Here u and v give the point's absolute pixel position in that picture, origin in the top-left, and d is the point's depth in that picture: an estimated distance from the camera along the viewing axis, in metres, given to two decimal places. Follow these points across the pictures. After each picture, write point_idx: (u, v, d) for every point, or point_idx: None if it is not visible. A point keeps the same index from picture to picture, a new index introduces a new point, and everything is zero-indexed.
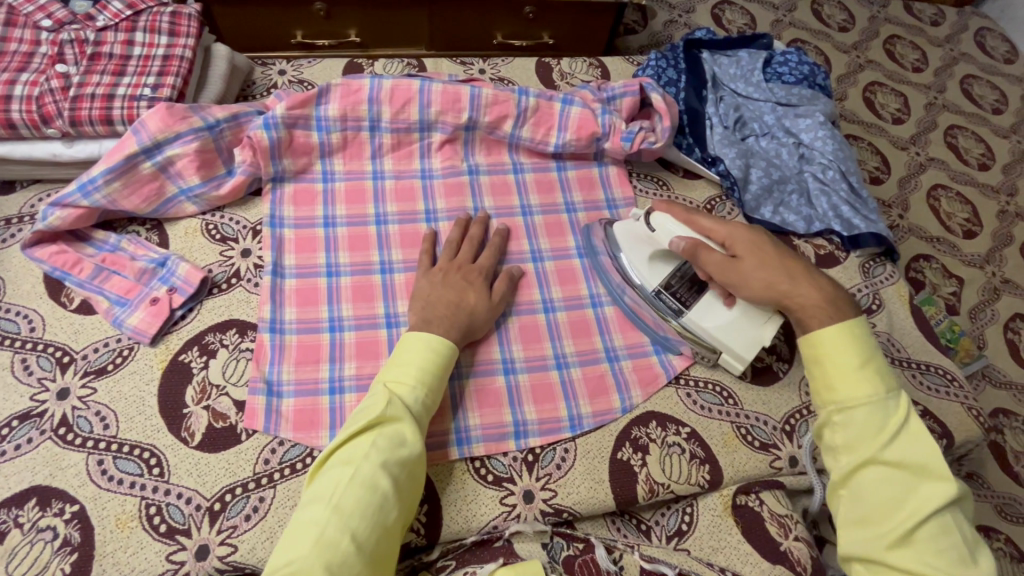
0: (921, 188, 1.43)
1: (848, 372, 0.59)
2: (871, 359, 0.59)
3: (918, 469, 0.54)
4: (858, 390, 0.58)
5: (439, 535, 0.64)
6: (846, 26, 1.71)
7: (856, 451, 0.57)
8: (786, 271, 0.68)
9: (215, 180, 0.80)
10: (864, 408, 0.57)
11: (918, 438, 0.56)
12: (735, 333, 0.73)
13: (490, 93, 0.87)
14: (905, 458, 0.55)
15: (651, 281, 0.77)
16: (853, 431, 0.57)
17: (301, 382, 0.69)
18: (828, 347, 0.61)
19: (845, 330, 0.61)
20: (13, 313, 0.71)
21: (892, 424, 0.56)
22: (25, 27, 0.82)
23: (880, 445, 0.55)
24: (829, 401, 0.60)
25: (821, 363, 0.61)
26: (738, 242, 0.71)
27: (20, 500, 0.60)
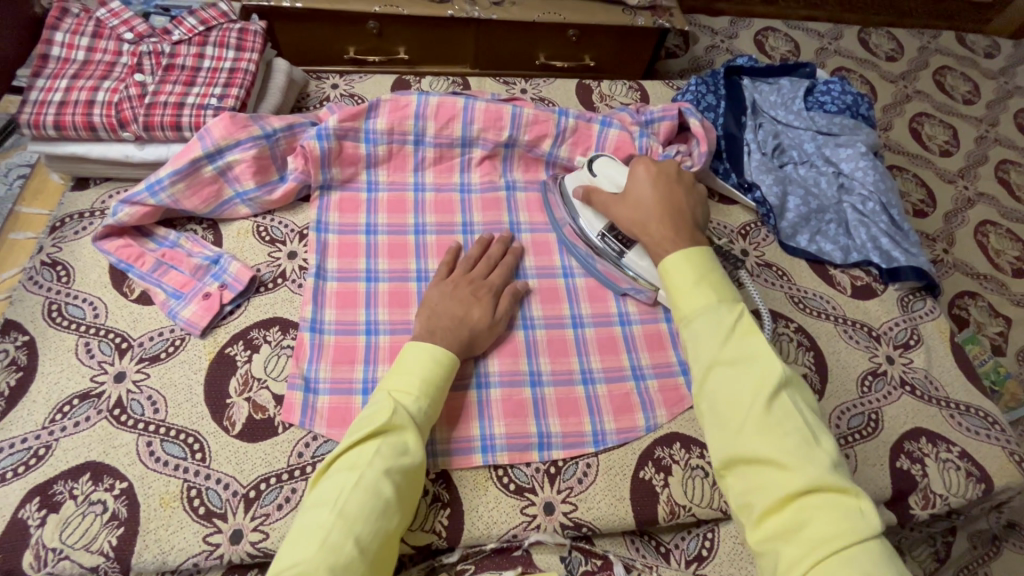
0: (967, 223, 1.39)
1: (685, 286, 0.63)
2: (709, 276, 0.63)
3: (754, 361, 0.56)
4: (691, 301, 0.62)
5: (461, 540, 0.66)
6: (894, 56, 1.68)
7: (700, 355, 0.58)
8: (643, 208, 0.73)
9: (269, 185, 0.85)
10: (702, 317, 0.60)
11: (750, 333, 0.58)
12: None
13: (531, 113, 0.90)
14: (740, 353, 0.57)
15: (595, 226, 0.82)
16: (696, 340, 0.60)
17: (337, 381, 0.72)
18: (671, 270, 0.65)
19: (684, 258, 0.65)
20: (80, 300, 0.76)
21: (727, 324, 0.59)
22: (109, 39, 0.89)
23: (720, 347, 0.58)
24: (677, 318, 0.63)
25: (667, 285, 0.65)
26: (634, 189, 0.75)
27: (75, 474, 0.64)
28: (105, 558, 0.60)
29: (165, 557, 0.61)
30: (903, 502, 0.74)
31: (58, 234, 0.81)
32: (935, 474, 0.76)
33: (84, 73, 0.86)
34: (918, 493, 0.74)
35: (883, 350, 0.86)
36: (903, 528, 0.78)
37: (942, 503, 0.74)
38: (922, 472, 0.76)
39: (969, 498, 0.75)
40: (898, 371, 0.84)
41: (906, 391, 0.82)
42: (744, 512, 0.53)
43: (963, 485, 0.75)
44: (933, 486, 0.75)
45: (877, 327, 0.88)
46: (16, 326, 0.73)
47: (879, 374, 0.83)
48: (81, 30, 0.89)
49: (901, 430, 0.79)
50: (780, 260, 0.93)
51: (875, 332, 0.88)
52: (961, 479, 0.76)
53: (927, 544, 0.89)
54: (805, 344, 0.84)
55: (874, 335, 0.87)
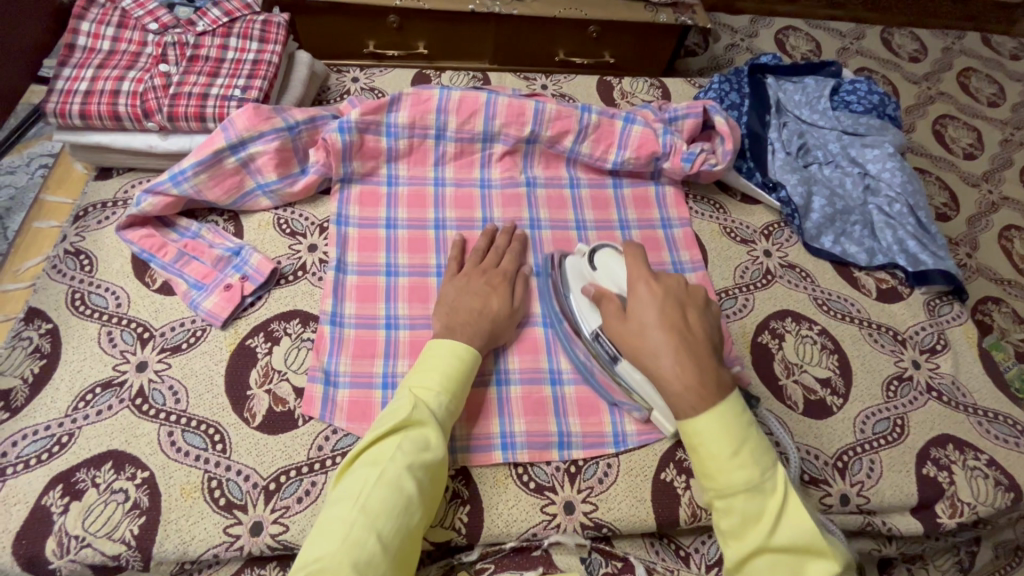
0: (991, 228, 1.37)
1: (724, 458, 0.55)
2: (745, 443, 0.55)
3: (804, 547, 0.53)
4: (730, 478, 0.54)
5: (480, 538, 0.65)
6: (918, 57, 1.66)
7: (744, 540, 0.54)
8: (653, 338, 0.60)
9: (290, 177, 0.85)
10: (743, 495, 0.54)
11: (796, 514, 0.54)
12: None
13: (554, 108, 0.89)
14: (790, 539, 0.53)
15: (590, 322, 0.72)
16: (732, 520, 0.55)
17: (357, 375, 0.72)
18: (702, 437, 0.56)
19: (711, 421, 0.56)
20: (103, 289, 0.76)
21: (772, 506, 0.54)
22: (135, 29, 0.90)
23: (767, 534, 0.53)
24: (709, 487, 0.56)
25: (697, 452, 0.57)
26: (637, 306, 0.63)
27: (97, 462, 0.64)
28: (126, 547, 0.60)
29: (186, 547, 0.61)
30: (929, 509, 0.73)
31: (81, 223, 0.81)
32: (962, 482, 0.74)
33: (109, 62, 0.86)
34: (945, 501, 0.73)
35: (908, 354, 0.84)
36: (926, 538, 0.77)
37: (970, 512, 0.72)
38: (949, 480, 0.74)
39: (998, 508, 0.73)
40: (924, 377, 0.83)
41: (933, 397, 0.81)
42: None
43: (992, 494, 0.74)
44: (961, 494, 0.73)
45: (903, 331, 0.87)
46: (40, 314, 0.73)
47: (905, 378, 0.82)
48: (107, 20, 0.89)
49: (927, 436, 0.77)
50: (803, 262, 0.91)
51: (901, 336, 0.86)
52: (989, 488, 0.74)
53: (950, 553, 0.87)
54: (829, 347, 0.83)
55: (900, 339, 0.86)
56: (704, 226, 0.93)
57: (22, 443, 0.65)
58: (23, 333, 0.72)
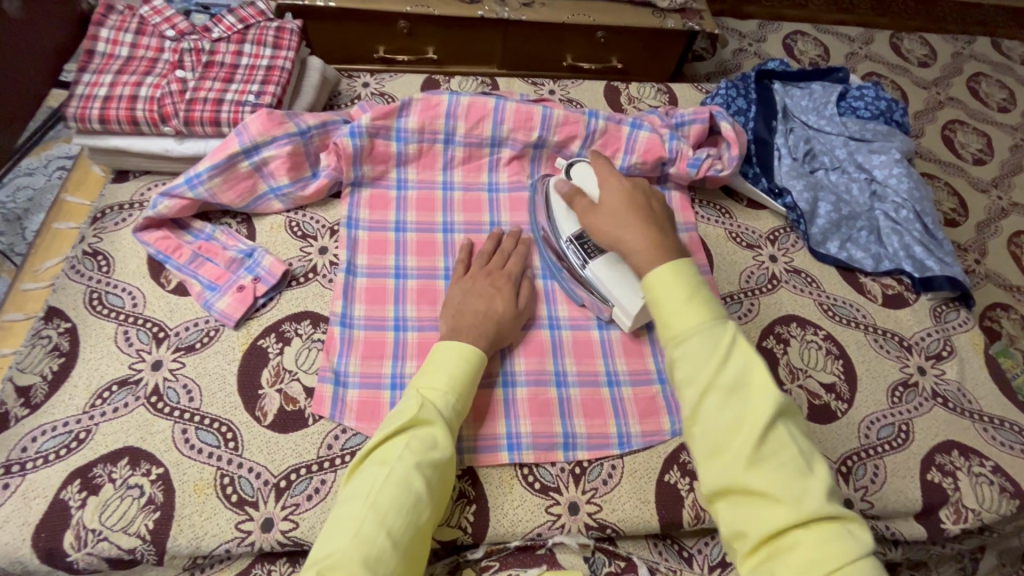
0: (1000, 234, 1.36)
1: (676, 304, 0.56)
2: (699, 291, 0.56)
3: (752, 386, 0.52)
4: (681, 321, 0.55)
5: (486, 537, 0.66)
6: (927, 62, 1.65)
7: (696, 380, 0.52)
8: (622, 219, 0.66)
9: (302, 181, 0.86)
10: (696, 337, 0.54)
11: (748, 354, 0.53)
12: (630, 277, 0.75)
13: (561, 114, 0.90)
14: (739, 377, 0.52)
15: (567, 229, 0.80)
16: (685, 364, 0.54)
17: (366, 375, 0.73)
18: (658, 286, 0.57)
19: (667, 270, 0.58)
20: (119, 289, 0.78)
21: (723, 347, 0.53)
22: (152, 36, 0.92)
23: (716, 371, 0.52)
24: (665, 336, 0.56)
25: (654, 303, 0.57)
26: (607, 190, 0.69)
27: (113, 458, 0.66)
28: (142, 541, 0.62)
29: (199, 542, 0.62)
30: (933, 515, 0.74)
31: (99, 225, 0.83)
32: (967, 488, 0.74)
33: (127, 68, 0.88)
34: (949, 507, 0.74)
35: (914, 360, 0.85)
36: (930, 543, 0.77)
37: (974, 518, 0.73)
38: (953, 486, 0.74)
39: (1003, 514, 0.73)
40: (930, 383, 0.83)
41: (938, 403, 0.81)
42: (737, 539, 0.49)
43: (997, 501, 0.74)
44: (965, 500, 0.74)
45: (908, 337, 0.87)
46: (59, 313, 0.75)
47: (910, 384, 0.82)
48: (125, 26, 0.92)
49: (932, 442, 0.77)
50: (809, 267, 0.92)
51: (907, 342, 0.86)
52: (994, 494, 0.74)
53: (954, 560, 0.87)
54: (834, 352, 0.83)
55: (905, 345, 0.86)
56: (710, 231, 0.94)
57: (41, 439, 0.66)
58: (42, 332, 0.74)
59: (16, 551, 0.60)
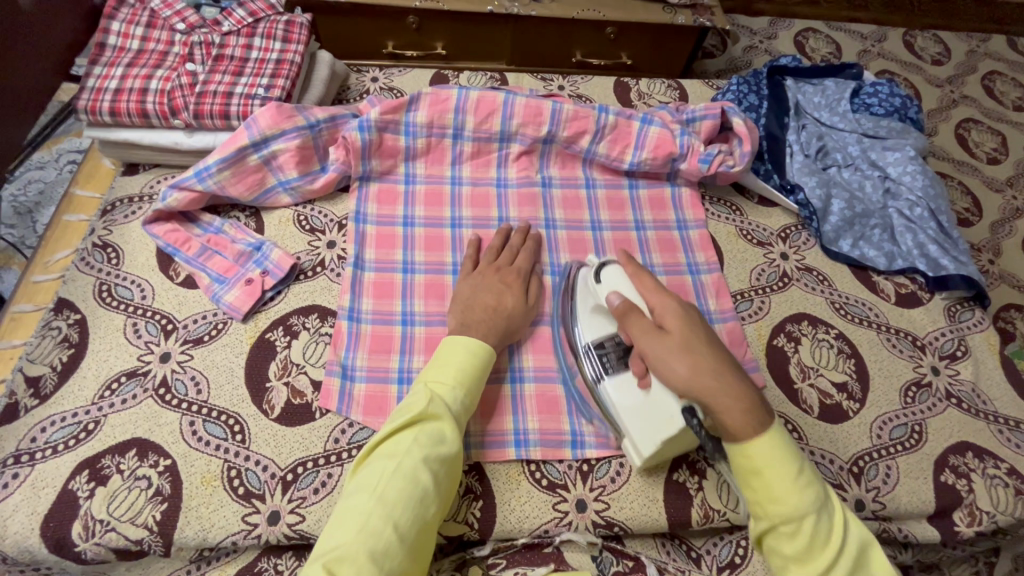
0: (1016, 234, 1.34)
1: (788, 482, 0.52)
2: (806, 465, 0.54)
3: (862, 562, 0.52)
4: (799, 500, 0.52)
5: (493, 533, 0.66)
6: (941, 60, 1.63)
7: (810, 564, 0.52)
8: (699, 353, 0.58)
9: (311, 175, 0.86)
10: (809, 520, 0.52)
11: (855, 531, 0.53)
12: (640, 416, 0.64)
13: (571, 109, 0.90)
14: (852, 557, 0.52)
15: (586, 334, 0.71)
16: (800, 545, 0.52)
17: (373, 370, 0.73)
18: (765, 459, 0.53)
19: (770, 441, 0.54)
20: (129, 282, 0.78)
21: (838, 530, 0.52)
22: (162, 29, 0.92)
23: (832, 559, 0.51)
24: (772, 511, 0.53)
25: (760, 478, 0.54)
26: (668, 314, 0.62)
27: (122, 449, 0.66)
28: (149, 533, 0.62)
29: (206, 534, 0.62)
30: (947, 517, 0.72)
31: (109, 217, 0.84)
32: (981, 489, 0.73)
33: (138, 61, 0.88)
34: (964, 509, 0.72)
35: (927, 360, 0.83)
36: (943, 546, 0.76)
37: (989, 521, 0.71)
38: (968, 488, 0.73)
39: (1019, 517, 0.72)
40: (943, 383, 0.81)
41: (952, 404, 0.80)
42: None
43: (1012, 504, 0.72)
44: (980, 503, 0.72)
45: (922, 336, 0.86)
46: (68, 305, 0.75)
47: (923, 385, 0.81)
48: (136, 19, 0.92)
49: (946, 443, 0.76)
50: (821, 265, 0.91)
51: (920, 341, 0.85)
52: (1009, 497, 0.73)
53: (967, 563, 0.86)
54: (846, 351, 0.82)
55: (919, 345, 0.85)
56: (720, 228, 0.93)
57: (50, 429, 0.67)
58: (52, 323, 0.74)
59: (25, 540, 0.61)
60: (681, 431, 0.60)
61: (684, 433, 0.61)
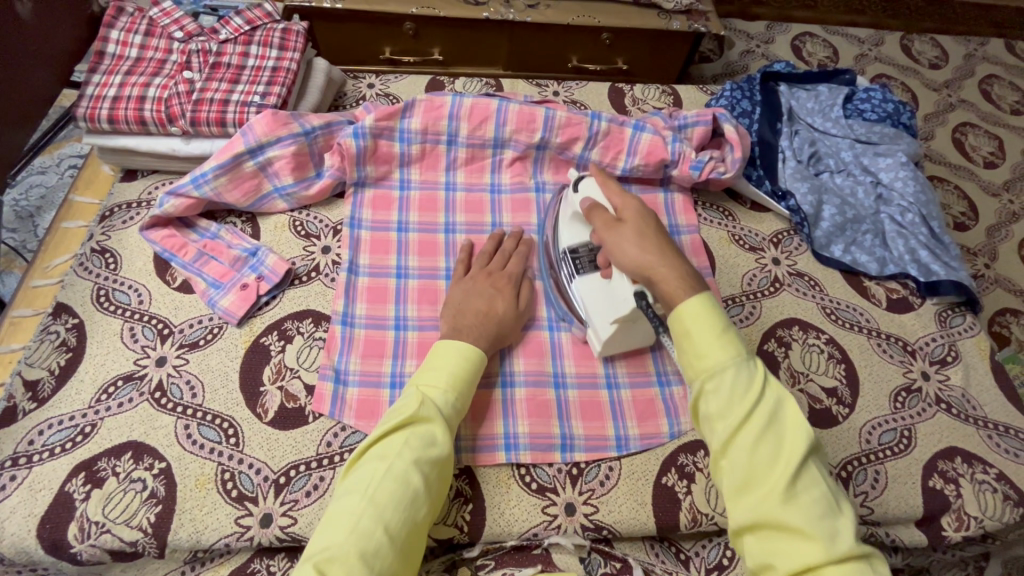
0: (1012, 238, 1.34)
1: (710, 335, 0.56)
2: (732, 327, 0.57)
3: (782, 422, 0.53)
4: (719, 354, 0.55)
5: (482, 536, 0.67)
6: (938, 64, 1.63)
7: (731, 416, 0.53)
8: (651, 242, 0.64)
9: (306, 180, 0.87)
10: (729, 372, 0.54)
11: (778, 393, 0.54)
12: (601, 303, 0.71)
13: (564, 115, 0.90)
14: (772, 412, 0.53)
15: (565, 240, 0.78)
16: (720, 399, 0.54)
17: (365, 374, 0.74)
18: (692, 317, 0.57)
19: (702, 303, 0.58)
20: (126, 286, 0.79)
21: (756, 384, 0.54)
22: (161, 37, 0.93)
23: (749, 408, 0.53)
24: (698, 368, 0.56)
25: (686, 336, 0.57)
26: (629, 209, 0.67)
27: (117, 452, 0.67)
28: (143, 534, 0.63)
29: (200, 536, 0.63)
30: (934, 521, 0.73)
31: (107, 223, 0.85)
32: (969, 495, 0.73)
33: (136, 69, 0.89)
34: (951, 514, 0.73)
35: (918, 365, 0.84)
36: (931, 550, 0.77)
37: (976, 526, 0.72)
38: (956, 493, 0.74)
39: (1006, 522, 0.72)
40: (933, 389, 0.82)
41: (942, 409, 0.80)
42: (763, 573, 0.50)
43: (1000, 508, 0.73)
44: (968, 507, 0.73)
45: (912, 341, 0.86)
46: (67, 309, 0.77)
47: (913, 390, 0.81)
48: (135, 28, 0.93)
49: (935, 448, 0.77)
50: (813, 271, 0.91)
51: (910, 346, 0.85)
52: (998, 502, 0.73)
53: (957, 566, 0.85)
54: (836, 356, 0.83)
55: (909, 350, 0.85)
56: (712, 233, 0.94)
57: (47, 432, 0.68)
58: (50, 327, 0.75)
59: (21, 541, 0.62)
60: (632, 311, 0.68)
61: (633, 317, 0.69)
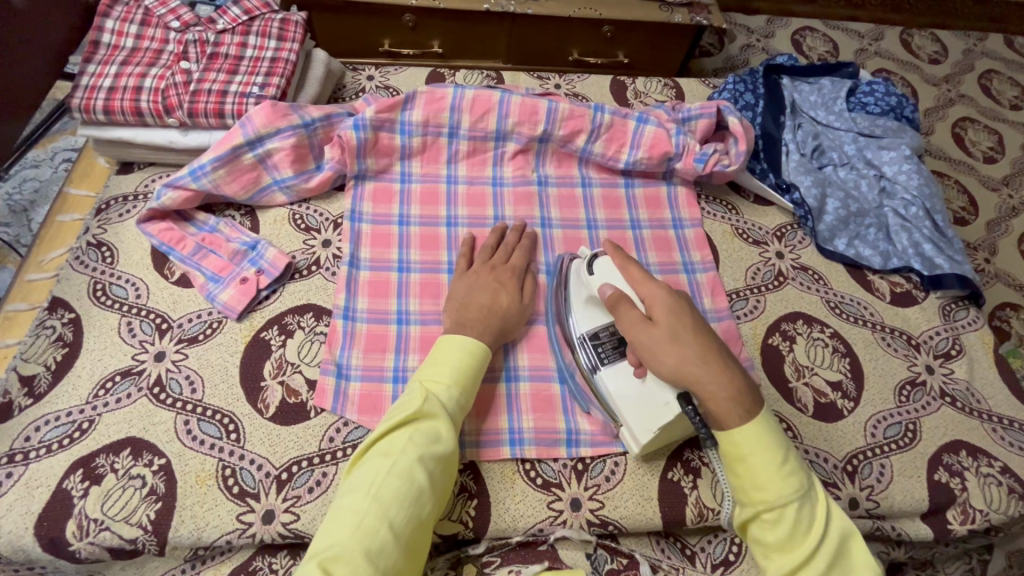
0: (1011, 233, 1.34)
1: (772, 469, 0.54)
2: (790, 453, 0.55)
3: (843, 555, 0.53)
4: (782, 488, 0.53)
5: (487, 532, 0.66)
6: (938, 59, 1.63)
7: (793, 552, 0.52)
8: (688, 343, 0.58)
9: (306, 173, 0.86)
10: (791, 508, 0.53)
11: (838, 525, 0.54)
12: (637, 407, 0.65)
13: (566, 108, 0.90)
14: (834, 548, 0.53)
15: (582, 325, 0.72)
16: (781, 534, 0.53)
17: (368, 369, 0.73)
18: (751, 446, 0.54)
19: (757, 430, 0.55)
20: (123, 280, 0.78)
21: (818, 519, 0.53)
22: (157, 27, 0.92)
23: (812, 548, 0.52)
24: (756, 499, 0.54)
25: (744, 464, 0.55)
26: (659, 306, 0.61)
27: (116, 448, 0.66)
28: (143, 532, 0.62)
29: (201, 533, 0.62)
30: (940, 515, 0.73)
31: (104, 216, 0.83)
32: (975, 488, 0.73)
33: (132, 59, 0.88)
34: (957, 507, 0.73)
35: (922, 359, 0.84)
36: (936, 544, 0.77)
37: (982, 519, 0.72)
38: (961, 486, 0.74)
39: (1012, 516, 0.72)
40: (938, 382, 0.82)
41: (946, 403, 0.80)
42: None
43: (1005, 502, 0.73)
44: (973, 501, 0.73)
45: (916, 334, 0.86)
46: (63, 304, 0.75)
47: (918, 383, 0.81)
48: (130, 17, 0.91)
49: (940, 442, 0.76)
50: (817, 264, 0.91)
51: (914, 340, 0.85)
52: (1003, 495, 0.73)
53: (960, 559, 0.86)
54: (840, 350, 0.82)
55: (913, 343, 0.85)
56: (716, 226, 0.93)
57: (44, 429, 0.66)
58: (46, 322, 0.74)
59: (18, 539, 0.60)
60: (675, 418, 0.62)
61: (677, 421, 0.63)
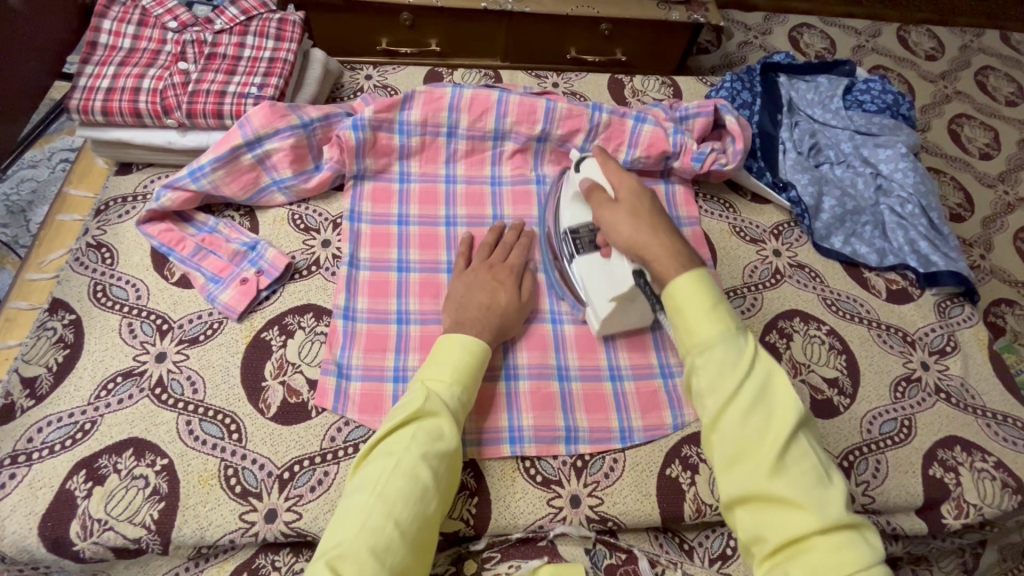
0: (1006, 229, 1.35)
1: (700, 313, 0.57)
2: (722, 300, 0.58)
3: (773, 396, 0.53)
4: (708, 329, 0.56)
5: (487, 528, 0.67)
6: (934, 55, 1.64)
7: (721, 390, 0.53)
8: (644, 219, 0.66)
9: (305, 174, 0.86)
10: (717, 348, 0.55)
11: (767, 366, 0.55)
12: (598, 285, 0.73)
13: (565, 107, 0.90)
14: (762, 387, 0.53)
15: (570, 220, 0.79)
16: (710, 372, 0.55)
17: (368, 368, 0.74)
18: (682, 294, 0.58)
19: (693, 280, 0.59)
20: (123, 281, 0.78)
21: (746, 357, 0.55)
22: (154, 28, 0.92)
23: (738, 382, 0.53)
24: (689, 343, 0.57)
25: (677, 311, 0.58)
26: (625, 189, 0.69)
27: (119, 449, 0.66)
28: (146, 531, 0.62)
29: (204, 532, 0.63)
30: (935, 510, 0.74)
31: (103, 217, 0.84)
32: (969, 483, 0.74)
33: (130, 60, 0.88)
34: (951, 502, 0.74)
35: (917, 356, 0.84)
36: (930, 538, 0.78)
37: (976, 513, 0.73)
38: (956, 481, 0.74)
39: (1005, 509, 0.73)
40: (933, 378, 0.83)
41: (941, 398, 0.81)
42: (754, 545, 0.51)
43: (999, 496, 0.74)
44: (967, 495, 0.74)
45: (912, 332, 0.87)
46: (63, 305, 0.76)
47: (913, 380, 0.82)
48: (128, 18, 0.91)
49: (935, 437, 0.77)
50: (813, 262, 0.91)
51: (910, 337, 0.86)
52: (997, 490, 0.74)
53: (954, 554, 0.86)
54: (836, 347, 0.83)
55: (909, 340, 0.86)
56: (713, 225, 0.93)
57: (47, 429, 0.67)
58: (47, 323, 0.74)
59: (23, 539, 0.61)
60: (631, 291, 0.70)
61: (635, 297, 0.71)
